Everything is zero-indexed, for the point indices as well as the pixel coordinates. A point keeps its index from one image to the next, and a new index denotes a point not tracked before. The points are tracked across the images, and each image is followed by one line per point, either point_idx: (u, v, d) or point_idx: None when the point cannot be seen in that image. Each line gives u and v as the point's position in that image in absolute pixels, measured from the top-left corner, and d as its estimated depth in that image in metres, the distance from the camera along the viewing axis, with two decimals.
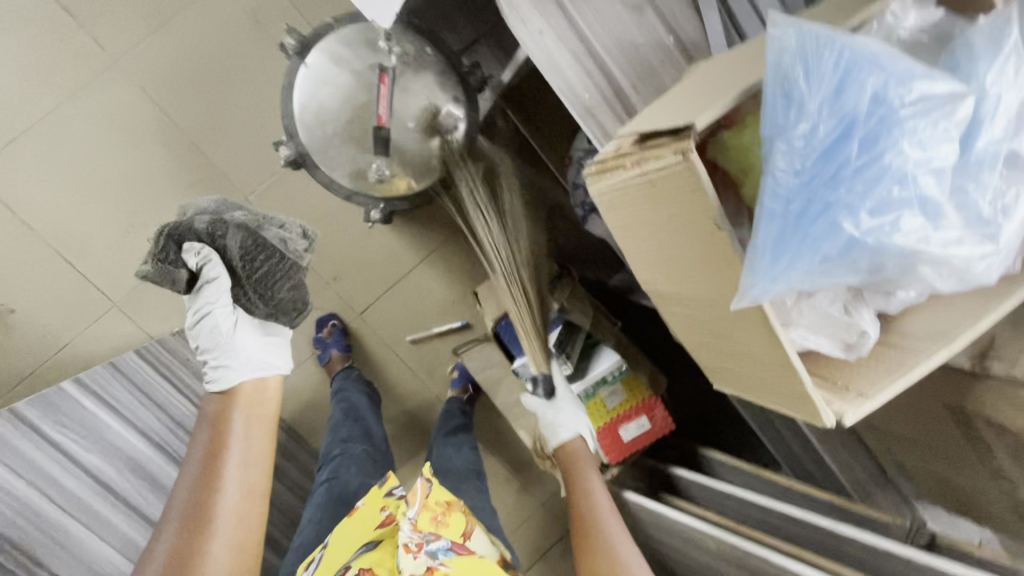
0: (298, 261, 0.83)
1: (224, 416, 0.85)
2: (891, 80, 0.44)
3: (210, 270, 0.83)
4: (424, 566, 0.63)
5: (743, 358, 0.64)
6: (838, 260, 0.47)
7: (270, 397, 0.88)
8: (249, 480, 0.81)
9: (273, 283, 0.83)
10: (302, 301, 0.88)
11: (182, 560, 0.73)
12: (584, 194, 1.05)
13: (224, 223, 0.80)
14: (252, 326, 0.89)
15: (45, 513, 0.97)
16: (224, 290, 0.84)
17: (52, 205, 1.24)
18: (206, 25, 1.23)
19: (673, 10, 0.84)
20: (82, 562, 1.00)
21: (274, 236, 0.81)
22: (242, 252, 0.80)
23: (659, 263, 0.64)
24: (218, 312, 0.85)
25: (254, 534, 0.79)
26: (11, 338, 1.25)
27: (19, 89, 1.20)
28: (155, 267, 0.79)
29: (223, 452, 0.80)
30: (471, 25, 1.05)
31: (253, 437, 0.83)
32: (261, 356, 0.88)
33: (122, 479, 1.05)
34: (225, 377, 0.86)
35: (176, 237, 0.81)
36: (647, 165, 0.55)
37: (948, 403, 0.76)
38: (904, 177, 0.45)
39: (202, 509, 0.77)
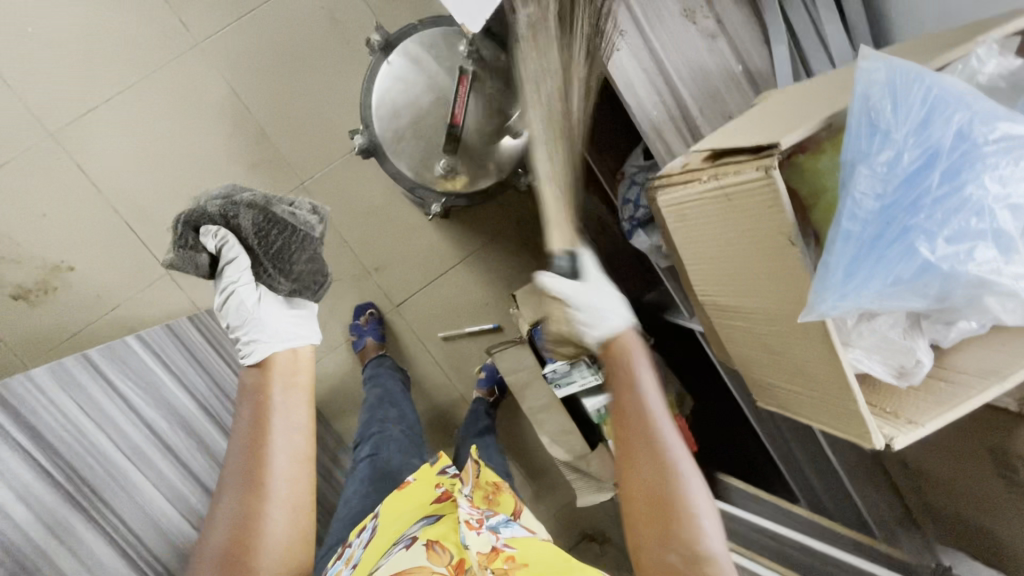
0: (310, 232, 0.80)
1: (261, 387, 0.83)
2: (976, 118, 0.47)
3: (229, 249, 0.82)
4: (489, 544, 0.63)
5: (798, 376, 0.65)
6: (909, 283, 0.50)
7: (303, 367, 0.87)
8: (295, 444, 0.81)
9: (291, 256, 0.82)
10: (321, 272, 0.86)
11: (244, 522, 0.74)
12: (634, 209, 1.08)
13: (235, 202, 0.79)
14: (277, 301, 0.87)
15: (114, 459, 0.90)
16: (245, 269, 0.83)
17: (122, 173, 1.30)
18: (287, 19, 1.30)
19: (744, 41, 0.87)
20: (146, 518, 0.92)
21: (285, 210, 0.79)
22: (256, 229, 0.79)
23: (726, 274, 0.67)
24: (241, 290, 0.83)
25: (308, 493, 0.80)
26: (65, 295, 1.29)
27: (106, 61, 1.27)
28: (178, 254, 0.81)
29: (267, 421, 0.79)
30: None
31: (293, 403, 0.83)
32: (288, 329, 0.86)
33: (176, 435, 1.01)
34: (256, 352, 0.84)
35: (191, 223, 0.81)
36: (723, 179, 0.59)
37: (988, 443, 0.77)
38: (982, 209, 0.47)
39: (254, 478, 0.76)
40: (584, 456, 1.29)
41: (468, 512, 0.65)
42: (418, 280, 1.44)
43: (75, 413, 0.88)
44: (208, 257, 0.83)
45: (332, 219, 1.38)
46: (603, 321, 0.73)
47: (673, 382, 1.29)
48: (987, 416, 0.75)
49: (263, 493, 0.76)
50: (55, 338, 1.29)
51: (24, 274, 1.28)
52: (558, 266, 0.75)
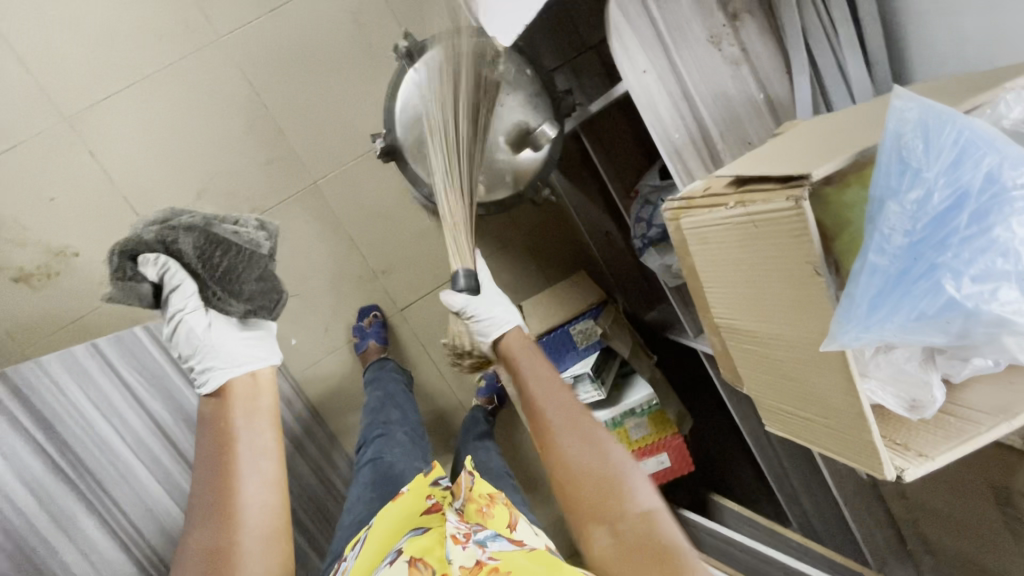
0: (259, 248, 0.81)
1: (222, 415, 0.82)
2: (1006, 162, 0.49)
3: (172, 276, 0.81)
4: (473, 558, 0.59)
5: (813, 403, 0.66)
6: (933, 318, 0.51)
7: (263, 390, 0.87)
8: (264, 471, 0.80)
9: (240, 277, 0.82)
10: (274, 289, 0.86)
11: (217, 554, 0.72)
12: (646, 228, 1.09)
13: (173, 227, 0.78)
14: (228, 323, 0.87)
15: (118, 452, 0.96)
16: (190, 295, 0.83)
17: (135, 161, 1.29)
18: (310, 20, 1.31)
19: (767, 71, 0.89)
20: (146, 510, 0.98)
21: (227, 230, 0.79)
22: (198, 251, 0.79)
23: (745, 297, 0.68)
24: (190, 316, 0.83)
25: (282, 520, 0.78)
26: (68, 280, 1.28)
27: (125, 49, 1.26)
28: (118, 288, 0.79)
29: (233, 449, 0.79)
30: (557, 52, 1.14)
31: (258, 430, 0.82)
32: (243, 352, 0.86)
33: (179, 430, 1.03)
34: (212, 380, 0.84)
35: (127, 253, 0.79)
36: (749, 206, 0.60)
37: (990, 478, 0.78)
38: (1008, 251, 0.49)
39: (224, 509, 0.75)
40: None
41: (455, 525, 0.62)
42: (424, 285, 1.44)
43: (85, 408, 0.94)
44: (150, 286, 0.82)
45: (342, 221, 1.38)
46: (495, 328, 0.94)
47: (675, 399, 1.29)
48: (992, 452, 0.76)
49: (234, 523, 0.74)
50: (53, 324, 1.27)
51: (27, 256, 1.26)
52: (459, 286, 0.94)
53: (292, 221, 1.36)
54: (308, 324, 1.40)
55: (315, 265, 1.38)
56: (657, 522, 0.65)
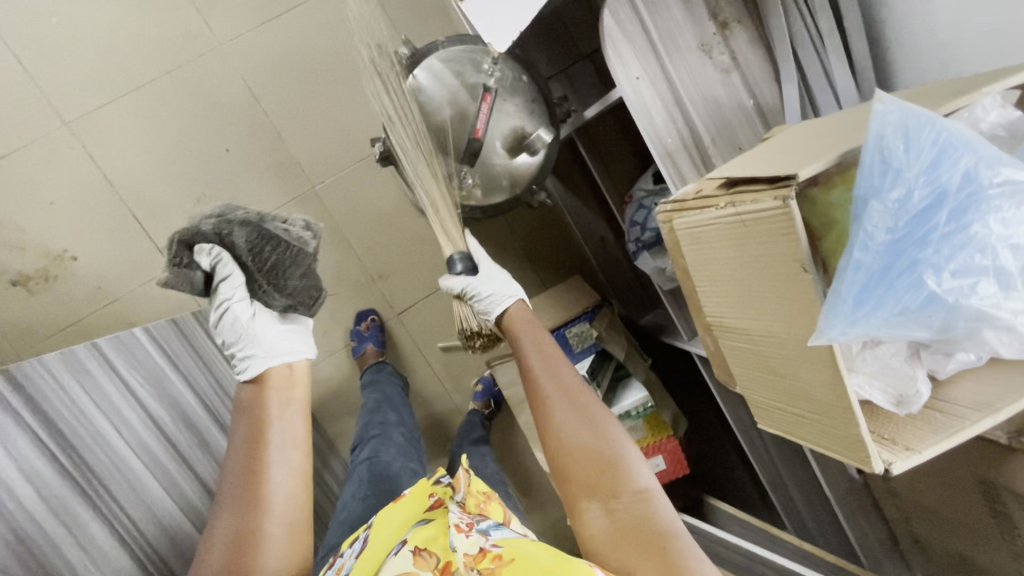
0: (305, 247, 0.79)
1: (256, 404, 0.83)
2: (982, 162, 0.51)
3: (224, 266, 0.81)
4: (476, 545, 0.60)
5: (803, 399, 0.68)
6: (915, 312, 0.53)
7: (298, 382, 0.86)
8: (292, 461, 0.80)
9: (285, 273, 0.82)
10: (316, 287, 0.86)
11: (242, 541, 0.72)
12: (640, 232, 1.11)
13: (228, 219, 0.77)
14: (270, 316, 0.87)
15: (118, 450, 0.93)
16: (238, 286, 0.83)
17: (135, 165, 1.30)
18: (310, 27, 1.34)
19: (757, 78, 0.92)
20: (145, 509, 0.95)
21: (279, 227, 0.78)
22: (250, 245, 0.78)
23: (736, 297, 0.69)
24: (236, 306, 0.83)
25: (304, 511, 0.78)
26: (66, 285, 1.28)
27: (127, 55, 1.28)
28: (171, 274, 0.78)
29: (264, 438, 0.79)
30: (551, 60, 1.17)
31: (290, 421, 0.82)
32: (283, 344, 0.86)
33: (177, 429, 1.04)
34: (252, 367, 0.84)
35: (184, 241, 0.78)
36: (739, 205, 0.62)
37: (977, 473, 0.79)
38: (986, 247, 0.51)
39: (251, 497, 0.75)
40: None
41: (457, 516, 0.64)
42: (421, 289, 1.46)
43: (87, 404, 0.90)
44: (202, 275, 0.81)
45: (341, 225, 1.40)
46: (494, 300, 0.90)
47: (670, 401, 1.29)
48: (979, 448, 0.77)
49: (260, 511, 0.74)
50: (52, 327, 1.28)
51: (26, 260, 1.27)
52: (457, 270, 0.94)
53: None
54: None
55: None
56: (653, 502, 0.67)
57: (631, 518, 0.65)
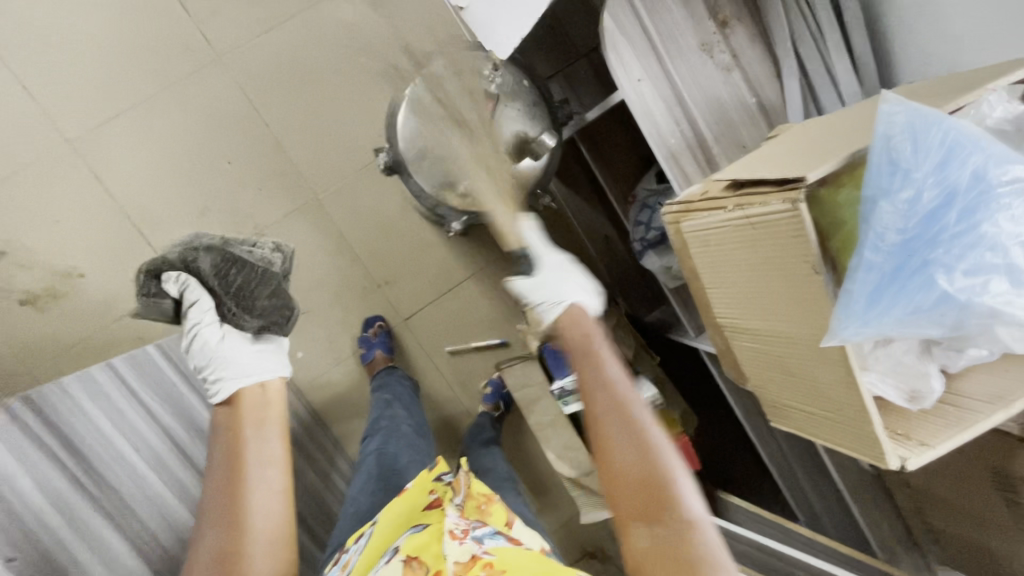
0: (270, 266, 0.91)
1: (232, 425, 0.81)
2: (991, 160, 0.51)
3: (191, 292, 0.87)
4: (468, 553, 0.62)
5: (815, 397, 0.68)
6: (927, 311, 0.53)
7: (273, 400, 0.85)
8: (271, 479, 0.77)
9: (252, 293, 0.88)
10: (285, 305, 0.90)
11: (222, 562, 0.69)
12: (645, 231, 1.11)
13: (195, 249, 0.87)
14: (242, 338, 0.87)
15: (133, 466, 0.96)
16: (207, 310, 0.86)
17: (136, 180, 1.30)
18: (307, 37, 1.34)
19: (758, 76, 0.92)
20: (161, 519, 0.97)
21: (241, 251, 0.89)
22: (215, 269, 0.86)
23: (746, 299, 0.70)
24: (205, 330, 0.85)
25: (287, 527, 0.75)
26: (74, 302, 1.29)
27: (125, 71, 1.28)
28: (143, 301, 0.87)
29: (241, 457, 0.77)
30: (547, 61, 1.16)
31: (267, 439, 0.80)
32: (254, 364, 0.85)
33: (196, 446, 1.01)
34: (224, 389, 0.83)
35: (152, 274, 0.87)
36: (748, 208, 0.62)
37: (991, 463, 0.80)
38: (996, 245, 0.51)
39: (232, 517, 0.72)
40: (590, 473, 1.30)
41: (454, 521, 0.66)
42: (427, 293, 1.46)
43: (103, 425, 0.95)
44: (171, 303, 0.88)
45: (345, 234, 1.40)
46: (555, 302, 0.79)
47: (678, 399, 1.31)
48: (992, 439, 0.78)
49: (241, 532, 0.71)
50: (61, 345, 1.28)
51: (32, 279, 1.27)
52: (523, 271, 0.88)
53: (294, 235, 1.38)
54: (314, 336, 1.41)
55: (319, 278, 1.40)
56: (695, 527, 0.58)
57: (673, 544, 0.57)
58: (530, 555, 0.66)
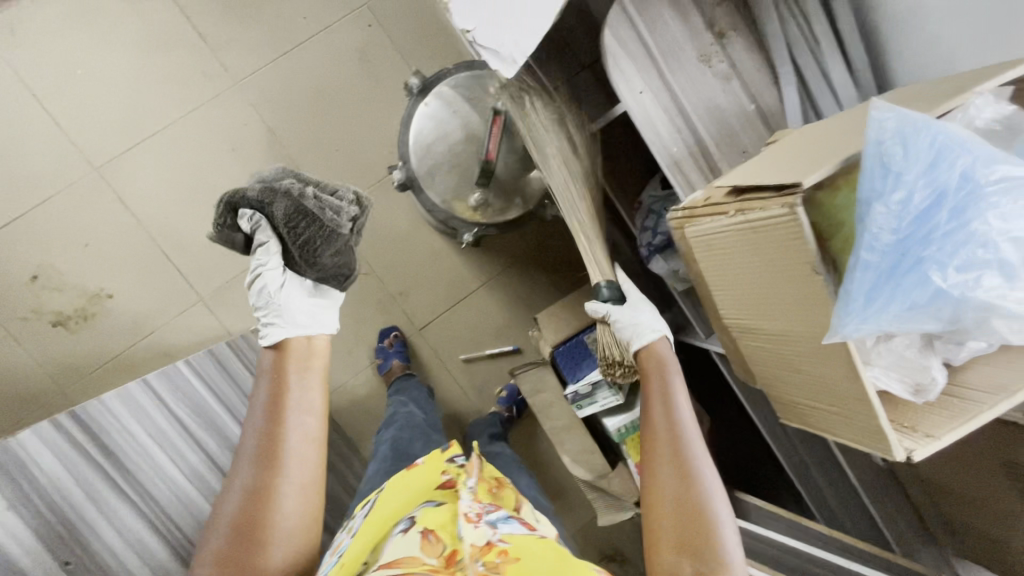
0: (338, 229, 0.85)
1: (278, 369, 0.85)
2: (978, 161, 0.53)
3: (262, 233, 0.86)
4: (483, 538, 0.66)
5: (819, 391, 0.70)
6: (924, 307, 0.55)
7: (316, 353, 0.89)
8: (308, 428, 0.82)
9: (316, 250, 0.86)
10: (345, 265, 0.92)
11: (258, 496, 0.76)
12: (652, 236, 1.15)
13: (274, 190, 0.83)
14: (300, 286, 0.90)
15: (169, 472, 1.00)
16: (274, 256, 0.87)
17: (162, 203, 1.36)
18: (320, 60, 1.39)
19: (756, 84, 0.95)
20: (194, 522, 1.00)
21: (316, 205, 0.83)
22: (287, 219, 0.83)
23: (752, 301, 0.72)
24: (268, 274, 0.87)
25: (316, 474, 0.82)
26: (104, 321, 1.34)
27: (149, 99, 1.34)
28: (218, 231, 0.86)
29: (284, 402, 0.81)
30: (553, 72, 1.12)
31: (309, 389, 0.85)
32: (309, 315, 0.89)
33: (224, 452, 1.06)
34: (271, 333, 0.87)
35: (230, 204, 0.84)
36: (748, 214, 0.65)
37: (1002, 456, 0.80)
38: (988, 242, 0.53)
39: (269, 454, 0.78)
40: (605, 475, 1.33)
41: (468, 505, 0.70)
42: (441, 303, 1.50)
43: (142, 438, 0.98)
44: (242, 238, 0.87)
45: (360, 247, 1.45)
46: (647, 328, 0.91)
47: None
48: (1000, 430, 0.79)
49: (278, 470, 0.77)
50: (93, 363, 1.34)
51: (65, 301, 1.33)
52: (605, 296, 0.96)
53: None
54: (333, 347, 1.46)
55: None
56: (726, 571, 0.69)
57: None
58: (536, 539, 0.69)
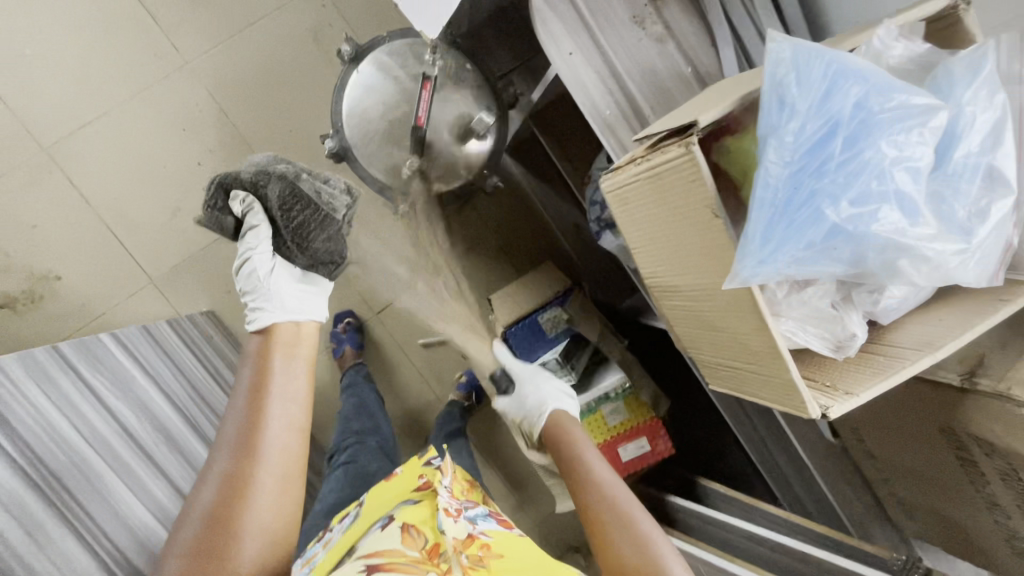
0: (333, 213, 0.75)
1: (262, 353, 0.75)
2: (872, 90, 0.51)
3: (253, 215, 0.77)
4: (465, 532, 0.65)
5: (737, 350, 0.67)
6: (822, 247, 0.52)
7: (305, 337, 0.79)
8: (291, 415, 0.71)
9: (310, 235, 0.76)
10: (338, 253, 0.80)
11: (233, 483, 0.65)
12: (600, 211, 1.11)
13: (268, 173, 0.74)
14: (289, 272, 0.80)
15: (80, 451, 0.79)
16: (264, 238, 0.77)
17: (111, 184, 1.34)
18: (271, 40, 1.37)
19: (693, 46, 0.92)
20: (115, 516, 0.81)
21: (311, 187, 0.74)
22: (280, 202, 0.74)
23: (668, 259, 0.69)
24: (256, 257, 0.77)
25: (300, 464, 0.70)
26: (51, 304, 1.33)
27: (97, 80, 1.33)
28: (208, 213, 0.78)
29: (266, 385, 0.70)
30: (509, 52, 1.12)
31: (294, 374, 0.74)
32: (298, 301, 0.79)
33: (144, 429, 0.91)
34: (259, 319, 0.77)
35: (222, 185, 0.77)
36: (654, 158, 0.62)
37: (940, 422, 0.76)
38: (881, 173, 0.50)
39: (245, 440, 0.67)
40: None
41: (447, 500, 0.67)
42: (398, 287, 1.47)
43: (45, 410, 0.77)
44: (233, 221, 0.78)
45: None
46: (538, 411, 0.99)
47: (648, 382, 1.29)
48: (939, 397, 0.75)
49: (252, 458, 0.66)
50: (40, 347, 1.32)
51: (13, 283, 1.31)
52: (500, 386, 1.14)
53: None
54: None
55: None
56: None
57: None
58: (519, 539, 0.70)
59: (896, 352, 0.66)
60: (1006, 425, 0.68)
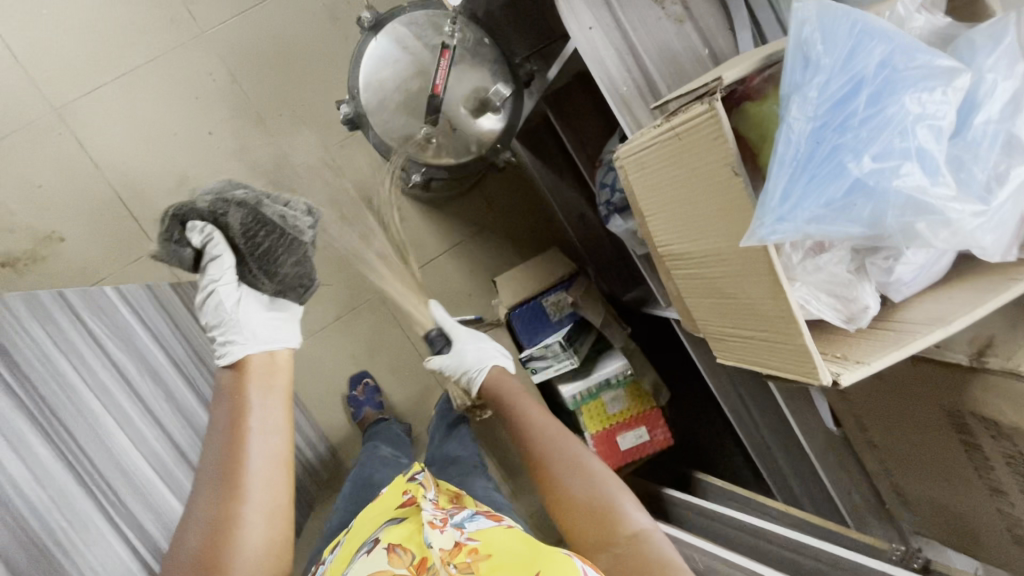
0: (299, 237, 0.71)
1: (235, 389, 0.71)
2: (897, 49, 0.52)
3: (215, 247, 0.72)
4: (452, 540, 0.60)
5: (750, 316, 0.67)
6: (842, 203, 0.52)
7: (281, 365, 0.75)
8: (271, 448, 0.69)
9: (277, 260, 0.72)
10: (309, 276, 0.75)
11: (217, 527, 0.63)
12: (610, 193, 1.08)
13: (225, 199, 0.69)
14: (257, 299, 0.76)
15: (104, 425, 0.80)
16: (228, 269, 0.73)
17: (120, 148, 1.34)
18: (288, 14, 1.38)
19: (711, 29, 0.93)
20: (130, 482, 0.81)
21: (276, 211, 0.70)
22: (244, 230, 0.70)
23: (687, 228, 0.69)
24: (221, 289, 0.73)
25: (286, 496, 0.68)
26: (51, 265, 1.31)
27: (113, 43, 1.33)
28: (161, 247, 0.72)
29: (242, 422, 0.68)
30: (524, 41, 1.13)
31: (270, 406, 0.71)
32: (269, 329, 0.75)
33: (145, 381, 0.90)
34: (230, 354, 0.73)
35: (176, 215, 0.71)
36: (676, 121, 0.62)
37: (944, 403, 0.76)
38: (904, 129, 0.51)
39: (228, 480, 0.65)
40: None
41: (431, 512, 0.64)
42: None
43: (81, 390, 0.78)
44: (192, 253, 0.73)
45: None
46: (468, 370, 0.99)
47: (650, 371, 1.27)
48: (943, 376, 0.75)
49: (236, 497, 0.64)
50: None
51: (15, 241, 1.30)
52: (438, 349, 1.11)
53: None
54: None
55: None
56: (647, 540, 0.68)
57: (631, 558, 0.67)
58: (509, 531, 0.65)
59: (907, 326, 0.66)
60: (1012, 401, 0.68)
